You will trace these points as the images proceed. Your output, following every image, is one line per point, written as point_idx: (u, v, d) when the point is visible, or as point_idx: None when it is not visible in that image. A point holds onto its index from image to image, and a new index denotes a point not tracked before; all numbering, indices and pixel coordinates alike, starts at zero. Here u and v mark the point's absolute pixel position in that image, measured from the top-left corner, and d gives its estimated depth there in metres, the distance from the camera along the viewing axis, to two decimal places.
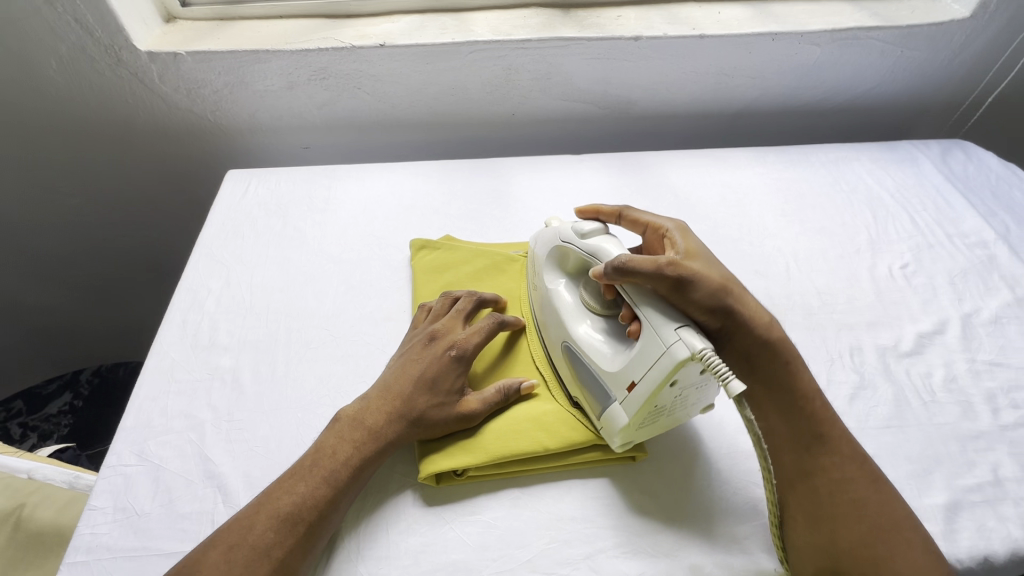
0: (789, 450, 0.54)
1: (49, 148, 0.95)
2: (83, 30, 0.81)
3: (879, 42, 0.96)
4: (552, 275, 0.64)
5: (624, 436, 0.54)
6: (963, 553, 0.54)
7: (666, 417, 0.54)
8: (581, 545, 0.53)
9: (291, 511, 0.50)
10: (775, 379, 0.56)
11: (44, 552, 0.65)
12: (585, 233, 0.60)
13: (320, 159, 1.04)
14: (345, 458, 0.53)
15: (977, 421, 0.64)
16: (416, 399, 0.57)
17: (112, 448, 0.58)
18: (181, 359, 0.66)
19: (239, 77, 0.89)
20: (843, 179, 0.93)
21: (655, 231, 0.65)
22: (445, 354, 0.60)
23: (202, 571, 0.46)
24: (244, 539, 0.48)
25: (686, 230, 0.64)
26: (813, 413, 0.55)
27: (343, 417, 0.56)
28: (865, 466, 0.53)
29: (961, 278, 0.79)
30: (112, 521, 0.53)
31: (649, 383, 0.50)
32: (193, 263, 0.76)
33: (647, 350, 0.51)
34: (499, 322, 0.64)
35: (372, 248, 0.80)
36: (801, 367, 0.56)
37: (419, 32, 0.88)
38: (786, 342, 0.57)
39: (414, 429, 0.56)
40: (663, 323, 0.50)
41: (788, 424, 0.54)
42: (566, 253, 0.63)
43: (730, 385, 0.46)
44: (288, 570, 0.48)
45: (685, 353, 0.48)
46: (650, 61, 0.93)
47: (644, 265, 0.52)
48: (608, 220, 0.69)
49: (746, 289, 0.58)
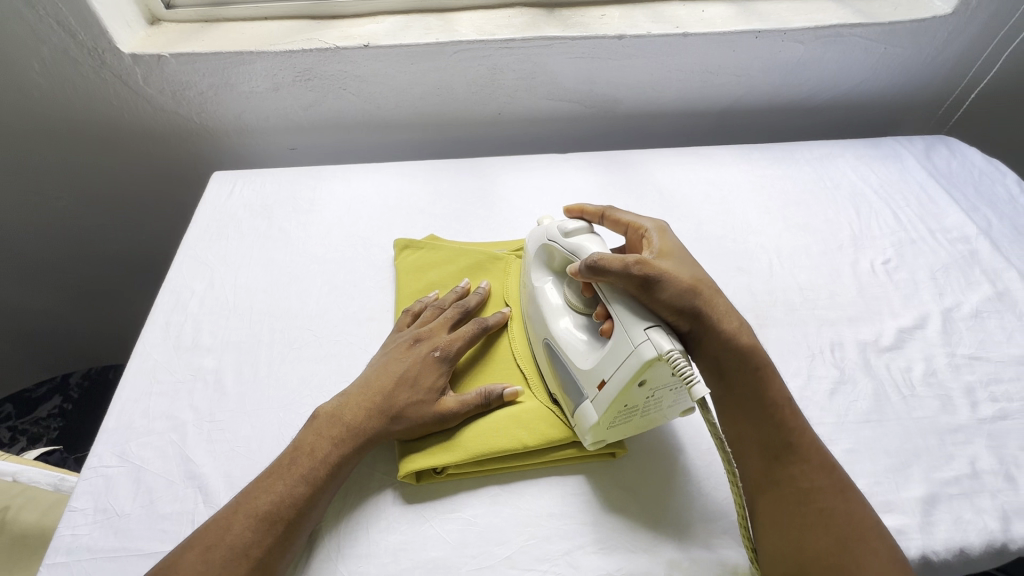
0: (757, 458, 0.53)
1: (34, 150, 0.95)
2: (66, 33, 0.82)
3: (862, 39, 0.96)
4: (538, 273, 0.65)
5: (595, 434, 0.54)
6: (939, 546, 0.54)
7: (638, 418, 0.54)
8: (559, 541, 0.53)
9: (269, 510, 0.50)
10: (747, 387, 0.55)
11: (28, 554, 0.65)
12: (568, 232, 0.61)
13: (307, 160, 1.04)
14: (324, 456, 0.54)
15: (956, 415, 0.64)
16: (398, 397, 0.58)
17: (94, 449, 0.58)
18: (165, 360, 0.66)
19: (224, 79, 0.89)
20: (827, 176, 0.94)
21: (635, 231, 0.64)
22: (429, 355, 0.61)
23: (179, 572, 0.46)
24: (221, 540, 0.48)
25: (665, 229, 0.64)
26: (783, 419, 0.54)
27: (322, 414, 0.57)
28: (834, 474, 0.52)
29: (943, 273, 0.79)
30: (92, 522, 0.53)
31: (616, 382, 0.51)
32: (178, 265, 0.76)
33: (617, 349, 0.52)
34: (483, 326, 0.64)
35: (357, 248, 0.80)
36: (773, 374, 0.56)
37: (403, 33, 0.89)
38: (759, 350, 0.56)
39: (393, 426, 0.57)
40: (633, 323, 0.51)
41: (757, 432, 0.54)
42: (551, 252, 0.63)
43: (692, 387, 0.46)
44: (267, 569, 0.48)
45: (652, 353, 0.48)
46: (634, 59, 0.93)
47: (613, 263, 0.53)
48: (592, 220, 0.69)
49: (721, 293, 0.57)
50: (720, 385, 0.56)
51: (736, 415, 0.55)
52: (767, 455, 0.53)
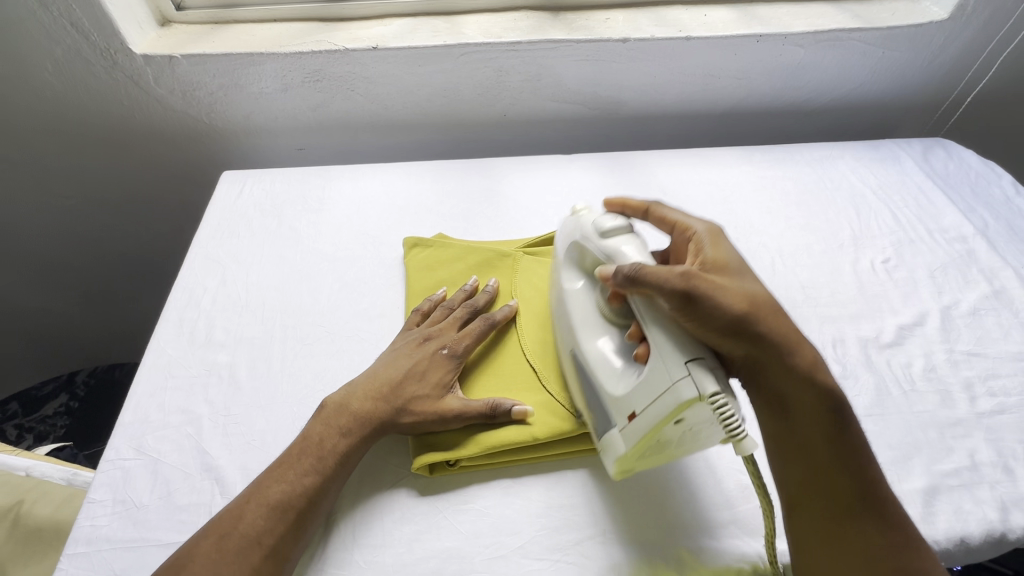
0: (820, 506, 0.50)
1: (42, 151, 0.96)
2: (79, 34, 0.83)
3: (860, 43, 0.98)
4: (570, 274, 0.64)
5: (623, 464, 0.53)
6: (940, 535, 0.56)
7: (671, 446, 0.53)
8: (570, 531, 0.55)
9: (281, 498, 0.51)
10: (815, 426, 0.51)
11: (43, 547, 0.65)
12: (605, 232, 0.60)
13: (314, 160, 1.05)
14: (335, 447, 0.55)
15: (955, 409, 0.66)
16: (407, 391, 0.59)
17: (111, 443, 0.59)
18: (179, 356, 0.67)
19: (234, 80, 0.90)
20: (827, 177, 0.96)
21: (683, 233, 0.62)
22: (437, 353, 0.62)
23: (194, 562, 0.47)
24: (235, 529, 0.49)
25: (720, 238, 0.59)
26: (857, 468, 0.50)
27: (329, 404, 0.58)
28: (901, 529, 0.49)
29: (941, 271, 0.81)
30: (110, 513, 0.54)
31: (650, 417, 0.49)
32: (189, 262, 0.77)
33: (653, 381, 0.50)
34: (491, 322, 0.65)
35: (367, 247, 0.81)
36: (852, 416, 0.52)
37: (411, 35, 0.90)
38: (835, 387, 0.52)
39: (403, 421, 0.57)
40: (671, 355, 0.49)
41: (823, 477, 0.51)
42: (584, 251, 0.62)
43: (740, 441, 0.46)
44: (280, 556, 0.49)
45: (692, 394, 0.46)
46: (637, 62, 0.95)
47: (656, 276, 0.50)
48: (634, 215, 0.66)
49: (790, 320, 0.54)
50: (780, 421, 0.53)
51: (799, 458, 0.52)
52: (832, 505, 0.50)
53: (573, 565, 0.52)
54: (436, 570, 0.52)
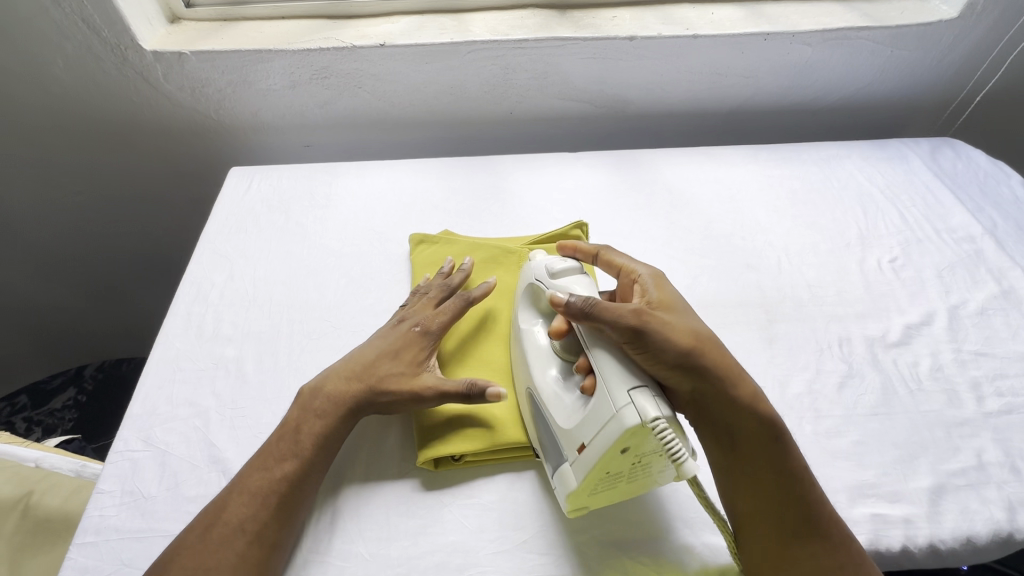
0: (771, 535, 0.50)
1: (53, 147, 0.97)
2: (90, 30, 0.83)
3: (869, 41, 0.98)
4: (525, 314, 0.62)
5: (572, 502, 0.50)
6: (946, 535, 0.56)
7: (622, 483, 0.51)
8: (574, 527, 0.55)
9: (261, 484, 0.52)
10: (764, 458, 0.52)
11: (52, 538, 0.66)
12: (556, 271, 0.59)
13: (321, 157, 1.06)
14: (310, 430, 0.55)
15: (962, 409, 0.66)
16: (382, 368, 0.59)
17: (120, 434, 0.60)
18: (187, 349, 0.67)
19: (243, 76, 0.90)
20: (834, 176, 0.95)
21: (627, 277, 0.62)
22: (410, 331, 0.63)
23: (183, 551, 0.47)
24: (220, 517, 0.49)
25: (661, 278, 0.61)
26: (801, 493, 0.51)
27: (303, 392, 0.58)
28: (850, 549, 0.50)
29: (949, 271, 0.81)
30: (119, 504, 0.55)
31: (595, 448, 0.47)
32: (197, 257, 0.78)
33: (598, 411, 0.48)
34: (466, 300, 0.65)
35: (373, 243, 0.82)
36: (792, 444, 0.54)
37: (418, 33, 0.90)
38: (775, 417, 0.54)
39: (380, 398, 0.58)
40: (615, 384, 0.48)
41: (771, 505, 0.51)
42: (538, 291, 0.61)
43: (683, 466, 0.44)
44: (268, 541, 0.49)
45: (636, 421, 0.45)
46: (645, 60, 0.95)
47: (607, 311, 0.51)
48: (584, 260, 0.66)
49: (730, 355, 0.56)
50: (726, 454, 0.53)
51: (752, 491, 0.52)
52: (782, 533, 0.50)
53: (576, 560, 0.53)
54: (441, 564, 0.52)
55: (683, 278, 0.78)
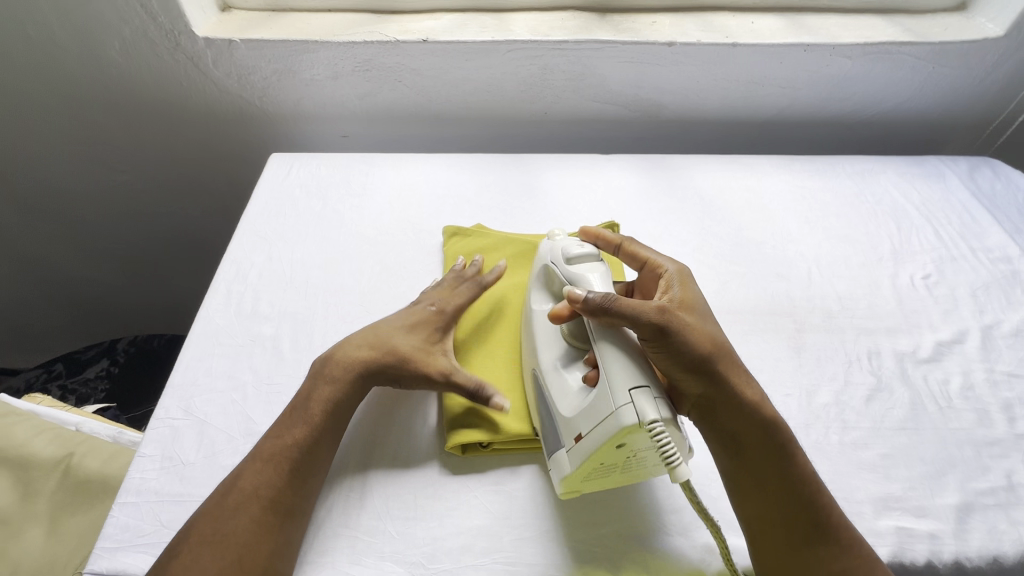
0: (780, 536, 0.51)
1: (102, 122, 1.00)
2: (146, 15, 0.86)
3: (911, 56, 0.97)
4: (539, 296, 0.63)
5: (567, 485, 0.53)
6: (973, 552, 0.55)
7: (617, 474, 0.52)
8: (598, 520, 0.55)
9: (273, 451, 0.53)
10: (769, 465, 0.52)
11: (89, 499, 0.68)
12: (571, 257, 0.60)
13: (357, 148, 1.09)
14: (321, 397, 0.57)
15: (992, 429, 0.65)
16: (395, 340, 0.62)
17: (161, 402, 0.62)
18: (226, 325, 0.70)
19: (288, 66, 0.93)
20: (868, 190, 0.95)
21: (654, 270, 0.63)
22: (426, 309, 0.66)
23: (199, 518, 0.49)
24: (234, 485, 0.51)
25: (686, 275, 0.61)
26: (808, 497, 0.52)
27: (317, 365, 0.60)
28: (861, 551, 0.50)
29: (984, 291, 0.80)
30: (158, 468, 0.57)
31: (593, 440, 0.48)
32: (238, 238, 0.81)
33: (599, 405, 0.49)
34: (478, 287, 0.71)
35: (407, 233, 0.83)
36: (792, 444, 0.54)
37: (460, 31, 0.92)
38: (779, 423, 0.54)
39: (393, 366, 0.60)
40: (619, 381, 0.48)
41: (777, 508, 0.51)
42: (551, 275, 0.62)
43: (674, 468, 0.45)
44: (282, 506, 0.51)
45: (633, 420, 0.46)
46: (682, 66, 0.95)
47: (632, 304, 0.51)
48: (606, 249, 0.66)
49: (741, 365, 0.56)
50: (731, 457, 0.53)
51: (758, 490, 0.52)
52: (792, 534, 0.51)
53: (598, 551, 0.53)
54: (466, 547, 0.53)
55: (712, 283, 0.79)
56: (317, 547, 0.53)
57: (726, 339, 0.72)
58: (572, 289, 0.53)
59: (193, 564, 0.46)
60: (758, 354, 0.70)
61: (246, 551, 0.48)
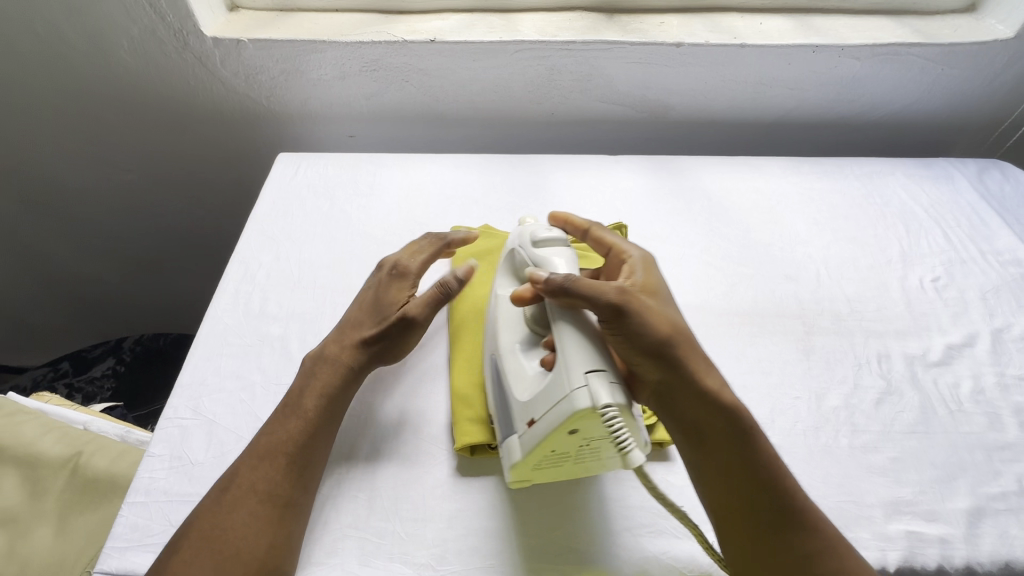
0: (743, 521, 0.50)
1: (109, 121, 1.00)
2: (155, 14, 0.86)
3: (920, 58, 0.96)
4: (504, 281, 0.64)
5: (517, 473, 0.52)
6: (984, 557, 0.55)
7: (566, 463, 0.52)
8: (608, 522, 0.55)
9: (269, 447, 0.53)
10: (728, 448, 0.52)
11: (97, 498, 0.68)
12: (538, 242, 0.61)
13: (363, 147, 1.09)
14: (313, 392, 0.57)
15: (1003, 433, 0.64)
16: (366, 323, 0.62)
17: (170, 402, 0.62)
18: (235, 325, 0.70)
19: (295, 65, 0.93)
20: (877, 192, 0.94)
21: (618, 255, 0.63)
22: (389, 277, 0.65)
23: (199, 515, 0.49)
24: (233, 482, 0.51)
25: (650, 261, 0.62)
26: (768, 479, 0.51)
27: (308, 359, 0.60)
28: (826, 536, 0.50)
29: (994, 294, 0.79)
30: (168, 467, 0.57)
31: (546, 424, 0.48)
32: (246, 237, 0.81)
33: (554, 389, 0.49)
34: (443, 240, 0.71)
35: (414, 233, 0.83)
36: (750, 426, 0.53)
37: (467, 31, 0.92)
38: (737, 405, 0.54)
39: (376, 340, 0.61)
40: (574, 363, 0.49)
41: (737, 492, 0.51)
42: (516, 259, 0.63)
43: (629, 454, 0.47)
44: (282, 502, 0.51)
45: (587, 405, 0.46)
46: (690, 67, 0.95)
47: (587, 288, 0.52)
48: (575, 233, 0.68)
49: (699, 349, 0.56)
50: (691, 442, 0.53)
51: (719, 474, 0.52)
52: (756, 519, 0.50)
53: (610, 551, 0.53)
54: (474, 548, 0.53)
55: (720, 285, 0.79)
56: (325, 546, 0.53)
57: (735, 341, 0.72)
58: (536, 272, 0.55)
59: (192, 560, 0.46)
60: (766, 357, 0.70)
61: (244, 546, 0.48)
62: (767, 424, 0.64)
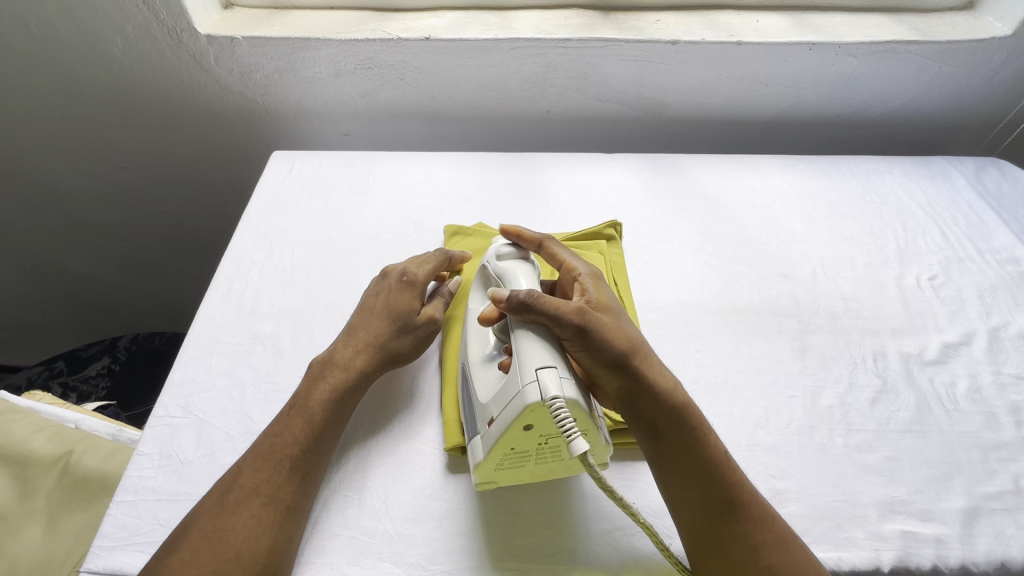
0: (699, 519, 0.50)
1: (102, 117, 0.99)
2: (149, 13, 0.86)
3: (918, 55, 0.96)
4: (477, 295, 0.65)
5: (483, 474, 0.53)
6: (980, 557, 0.54)
7: (530, 463, 0.52)
8: (600, 521, 0.55)
9: (273, 450, 0.53)
10: (684, 448, 0.52)
11: (88, 496, 0.68)
12: (502, 256, 0.62)
13: (359, 146, 1.08)
14: (319, 395, 0.57)
15: (999, 432, 0.64)
16: (378, 327, 0.62)
17: (160, 400, 0.62)
18: (226, 323, 0.69)
19: (290, 64, 0.92)
20: (873, 190, 0.94)
21: (568, 273, 0.62)
22: (398, 282, 0.65)
23: (198, 517, 0.49)
24: (235, 484, 0.50)
25: (599, 278, 0.61)
26: (720, 476, 0.51)
27: (315, 362, 0.60)
28: (777, 527, 0.49)
29: (990, 292, 0.79)
30: (157, 466, 0.56)
31: (502, 421, 0.49)
32: (239, 235, 0.80)
33: (509, 386, 0.50)
34: (446, 254, 0.71)
35: (408, 231, 0.83)
36: (704, 427, 0.53)
37: (462, 28, 0.92)
38: (691, 407, 0.54)
39: (388, 345, 0.61)
40: (526, 362, 0.49)
41: (694, 492, 0.50)
42: (486, 274, 0.64)
43: (572, 442, 0.44)
44: (286, 504, 0.50)
45: (536, 398, 0.47)
46: (686, 65, 0.94)
47: (553, 305, 0.52)
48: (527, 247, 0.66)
49: (652, 354, 0.55)
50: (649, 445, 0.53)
51: (676, 476, 0.51)
52: (707, 518, 0.50)
53: (602, 552, 0.53)
54: (464, 547, 0.53)
55: (715, 283, 0.78)
56: (318, 548, 0.52)
57: (729, 339, 0.71)
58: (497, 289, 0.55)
59: (191, 560, 0.45)
60: (761, 355, 0.70)
61: (245, 547, 0.47)
62: (761, 423, 0.63)
